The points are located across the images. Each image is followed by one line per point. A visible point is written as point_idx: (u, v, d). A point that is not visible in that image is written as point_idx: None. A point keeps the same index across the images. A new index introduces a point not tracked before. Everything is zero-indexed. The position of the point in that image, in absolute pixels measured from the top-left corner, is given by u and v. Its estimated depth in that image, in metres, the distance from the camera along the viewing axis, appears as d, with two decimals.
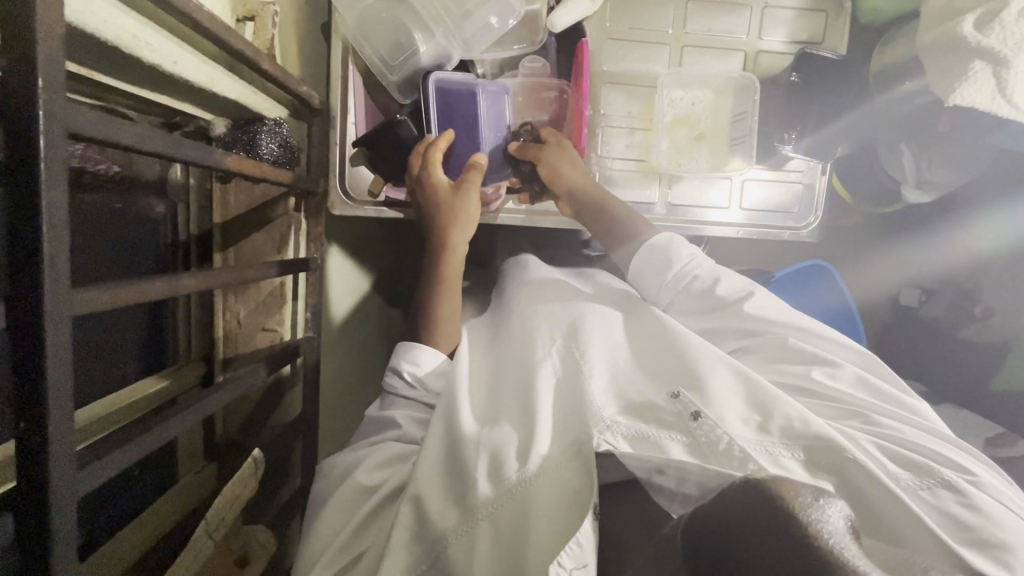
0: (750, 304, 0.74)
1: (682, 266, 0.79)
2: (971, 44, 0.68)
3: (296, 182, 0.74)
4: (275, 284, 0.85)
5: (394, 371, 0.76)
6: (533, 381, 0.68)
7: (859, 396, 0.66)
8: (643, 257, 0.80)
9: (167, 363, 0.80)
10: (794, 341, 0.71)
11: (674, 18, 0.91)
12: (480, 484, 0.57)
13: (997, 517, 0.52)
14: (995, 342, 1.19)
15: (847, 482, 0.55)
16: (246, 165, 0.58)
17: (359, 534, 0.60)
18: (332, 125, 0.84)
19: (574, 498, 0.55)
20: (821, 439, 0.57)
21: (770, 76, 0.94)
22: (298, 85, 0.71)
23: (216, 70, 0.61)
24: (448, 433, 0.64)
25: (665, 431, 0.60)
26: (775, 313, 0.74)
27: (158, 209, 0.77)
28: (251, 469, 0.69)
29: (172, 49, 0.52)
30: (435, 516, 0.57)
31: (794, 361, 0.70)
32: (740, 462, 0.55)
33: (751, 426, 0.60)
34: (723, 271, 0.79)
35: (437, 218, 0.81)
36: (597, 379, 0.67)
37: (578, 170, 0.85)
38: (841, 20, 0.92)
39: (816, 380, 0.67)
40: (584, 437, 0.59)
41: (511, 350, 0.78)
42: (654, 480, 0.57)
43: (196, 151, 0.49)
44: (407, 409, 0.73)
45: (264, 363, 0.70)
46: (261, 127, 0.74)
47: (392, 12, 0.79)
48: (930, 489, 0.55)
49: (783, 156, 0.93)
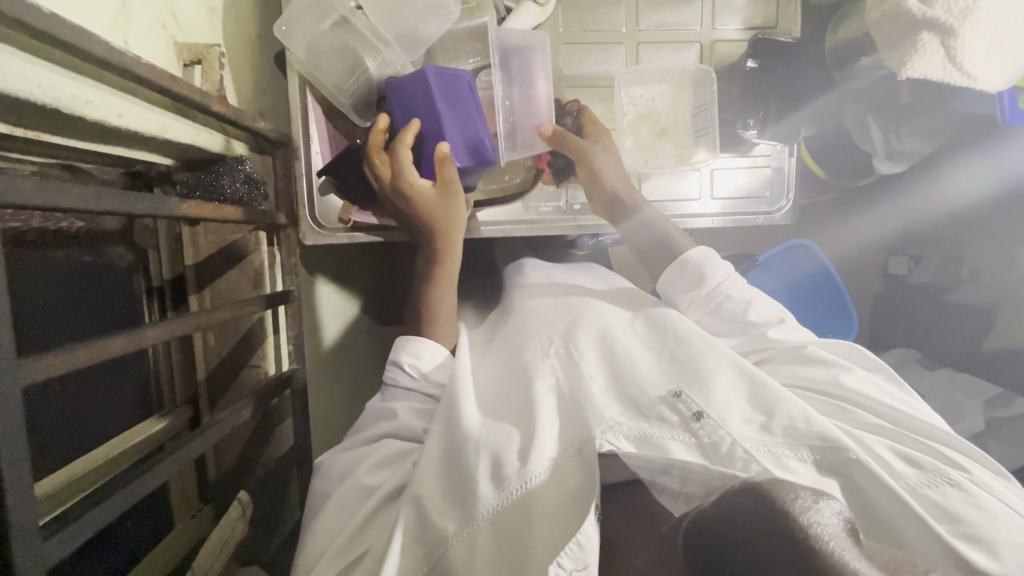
0: (777, 328, 0.77)
1: (716, 284, 0.79)
2: (916, 16, 0.68)
3: (261, 219, 0.74)
4: (255, 319, 0.86)
5: (395, 365, 0.76)
6: (529, 385, 0.67)
7: (877, 397, 0.67)
8: (675, 272, 0.82)
9: (154, 409, 0.80)
10: (813, 348, 0.73)
11: (626, 17, 0.91)
12: (482, 485, 0.57)
13: (997, 517, 0.52)
14: (986, 303, 1.23)
15: (853, 482, 0.55)
16: (205, 210, 0.59)
17: (360, 539, 0.60)
18: (298, 157, 0.84)
19: (577, 496, 0.56)
20: (825, 439, 0.57)
21: (729, 64, 0.94)
22: (252, 121, 0.71)
23: (167, 117, 0.61)
24: (451, 433, 0.64)
25: (668, 431, 0.59)
26: (790, 332, 0.77)
27: (128, 259, 0.76)
28: (239, 511, 0.71)
29: (117, 103, 0.52)
30: (435, 515, 0.57)
31: (815, 367, 0.72)
32: (743, 463, 0.55)
33: (754, 427, 0.59)
34: (755, 295, 0.79)
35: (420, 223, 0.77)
36: (600, 382, 0.67)
37: (617, 174, 0.87)
38: (792, 3, 0.92)
39: (838, 382, 0.69)
40: (585, 436, 0.59)
41: (510, 355, 0.77)
42: (658, 482, 0.56)
43: (149, 204, 0.49)
44: (408, 401, 0.74)
45: (249, 402, 0.70)
46: (222, 167, 0.75)
47: (339, 38, 0.76)
48: (937, 487, 0.56)
49: (748, 143, 0.94)
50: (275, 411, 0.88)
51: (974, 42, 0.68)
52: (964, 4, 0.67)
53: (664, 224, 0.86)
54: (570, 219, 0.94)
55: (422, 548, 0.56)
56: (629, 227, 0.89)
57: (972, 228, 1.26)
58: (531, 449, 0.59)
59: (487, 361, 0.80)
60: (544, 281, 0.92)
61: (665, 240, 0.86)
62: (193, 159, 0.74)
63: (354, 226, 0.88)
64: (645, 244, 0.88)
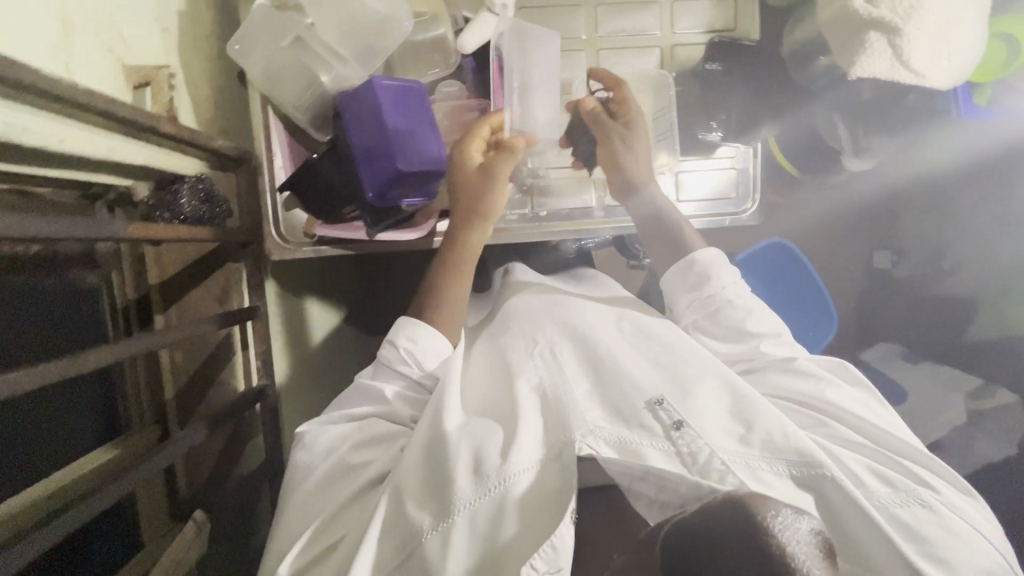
0: (770, 342, 0.77)
1: (718, 290, 0.79)
2: (862, 16, 0.69)
3: (219, 237, 0.74)
4: (222, 335, 0.86)
5: (390, 344, 0.74)
6: (512, 385, 0.69)
7: (857, 413, 0.69)
8: (676, 273, 0.81)
9: (120, 428, 0.81)
10: (802, 360, 0.74)
11: (586, 24, 0.92)
12: (462, 481, 0.58)
13: (961, 539, 0.56)
14: (965, 296, 1.25)
15: (822, 496, 0.58)
16: (152, 229, 0.62)
17: (336, 526, 0.62)
18: (262, 175, 0.85)
19: (557, 496, 0.58)
20: (801, 454, 0.59)
21: (689, 68, 0.94)
22: (208, 141, 0.71)
23: (115, 139, 0.61)
24: (433, 432, 0.63)
25: (648, 439, 0.60)
26: (769, 349, 0.77)
27: (90, 280, 0.77)
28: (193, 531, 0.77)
29: (59, 129, 0.53)
30: (412, 507, 0.58)
31: (803, 377, 0.73)
32: (719, 475, 0.57)
33: (733, 438, 0.61)
34: (756, 304, 0.80)
35: (474, 187, 0.78)
36: (584, 384, 0.68)
37: (642, 163, 0.84)
38: (750, 5, 0.93)
39: (825, 399, 0.70)
40: (564, 439, 0.61)
41: (486, 358, 0.78)
42: (634, 488, 0.58)
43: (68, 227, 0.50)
44: (399, 386, 0.73)
45: (204, 426, 0.72)
46: (182, 184, 0.74)
47: (293, 56, 0.76)
48: (907, 506, 0.58)
49: (708, 145, 0.94)
50: (245, 427, 0.88)
51: (920, 41, 0.69)
52: (908, 3, 0.67)
53: (672, 214, 0.85)
54: (537, 227, 0.92)
55: (395, 549, 0.57)
56: (635, 209, 0.86)
57: (953, 226, 1.28)
58: (512, 446, 0.60)
59: (472, 355, 0.81)
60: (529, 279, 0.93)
61: (673, 227, 0.84)
62: (152, 178, 0.74)
63: (320, 239, 0.87)
64: (646, 231, 0.86)
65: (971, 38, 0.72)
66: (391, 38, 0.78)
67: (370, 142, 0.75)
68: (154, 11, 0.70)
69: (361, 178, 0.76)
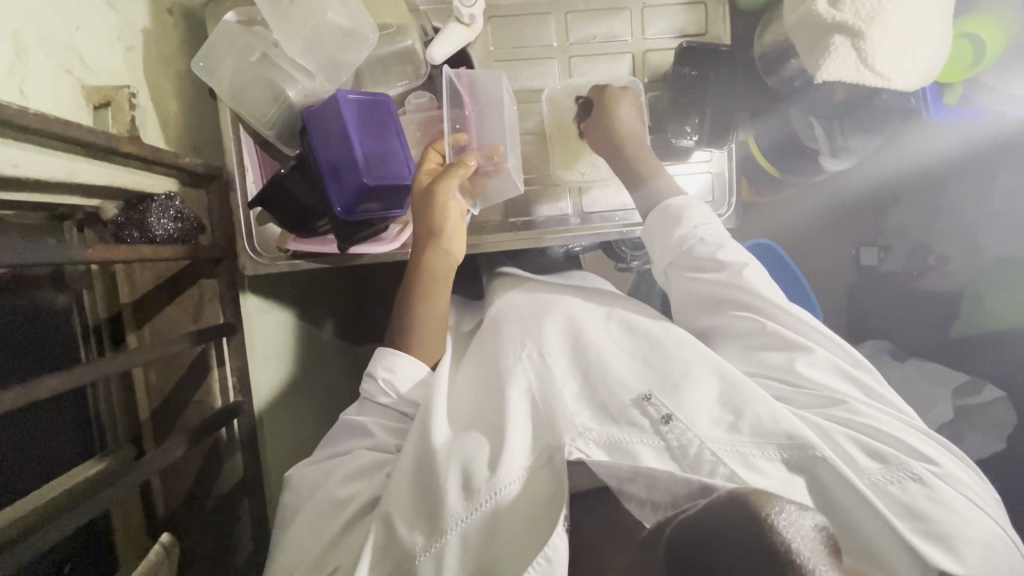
0: (750, 271, 0.76)
1: (691, 225, 0.79)
2: (827, 20, 0.69)
3: (191, 254, 0.74)
4: (197, 352, 0.86)
5: (370, 377, 0.74)
6: (502, 392, 0.68)
7: (838, 385, 0.68)
8: (655, 216, 0.81)
9: (95, 448, 0.81)
10: (772, 326, 0.72)
11: (557, 32, 0.92)
12: (452, 497, 0.58)
13: (956, 512, 0.56)
14: (953, 290, 1.22)
15: (817, 481, 0.58)
16: (118, 251, 0.61)
17: (330, 549, 0.62)
18: (233, 189, 0.85)
19: (547, 503, 0.57)
20: (792, 438, 0.60)
21: (661, 73, 0.94)
22: (175, 158, 0.71)
23: (75, 161, 0.61)
24: (421, 449, 0.64)
25: (638, 435, 0.62)
26: (752, 278, 0.76)
27: (60, 301, 0.77)
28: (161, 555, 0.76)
29: (15, 154, 0.53)
30: (404, 528, 0.58)
31: (775, 350, 0.72)
32: (710, 467, 0.58)
33: (722, 427, 0.62)
34: (729, 239, 0.79)
35: (420, 209, 0.78)
36: (573, 388, 0.68)
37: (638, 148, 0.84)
38: (720, 10, 0.93)
39: (794, 370, 0.69)
40: (555, 443, 0.61)
41: (462, 371, 0.78)
42: (626, 489, 0.56)
43: (24, 253, 0.50)
44: (380, 417, 0.73)
45: (177, 443, 0.71)
46: (152, 204, 0.75)
47: (260, 72, 0.77)
48: (899, 482, 0.59)
49: (681, 149, 0.93)
50: (224, 444, 0.88)
51: (883, 44, 0.69)
52: (870, 7, 0.67)
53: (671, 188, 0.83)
54: (512, 236, 0.92)
55: (388, 565, 0.57)
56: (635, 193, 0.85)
57: (941, 227, 1.25)
58: (501, 457, 0.60)
59: (461, 364, 0.80)
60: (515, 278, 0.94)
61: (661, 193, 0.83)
62: (121, 198, 0.74)
63: (293, 253, 0.86)
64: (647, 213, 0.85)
65: (934, 40, 0.72)
66: (358, 51, 0.77)
67: (336, 156, 0.75)
68: (116, 29, 0.70)
69: (328, 194, 0.75)
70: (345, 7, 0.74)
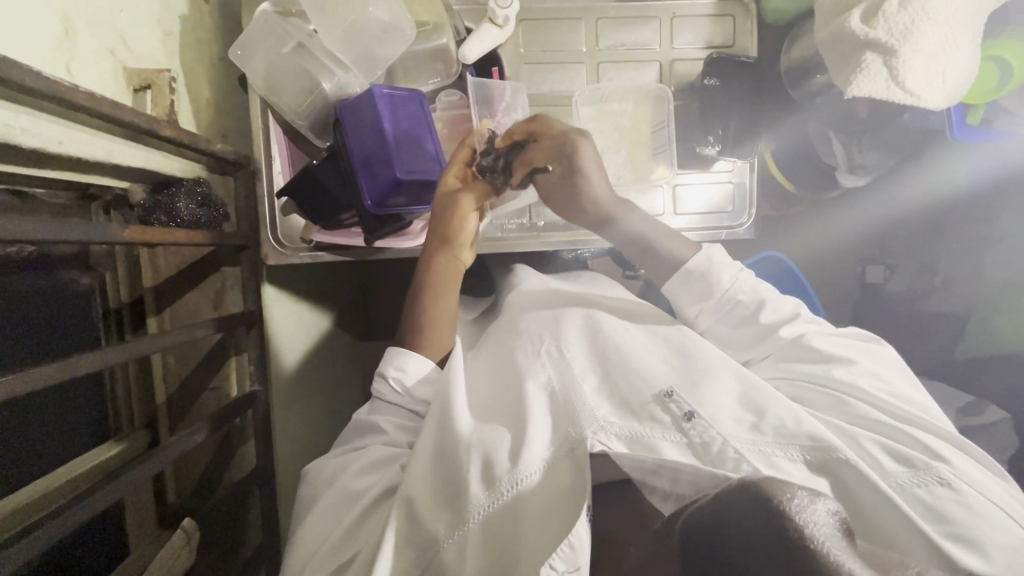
0: (789, 327, 0.77)
1: (722, 291, 0.78)
2: (859, 36, 0.70)
3: (217, 240, 0.73)
4: (214, 340, 0.86)
5: (381, 376, 0.74)
6: (535, 386, 0.68)
7: (876, 394, 0.69)
8: (677, 281, 0.79)
9: (110, 432, 0.81)
10: (812, 341, 0.75)
11: (587, 37, 0.93)
12: (483, 480, 0.59)
13: (984, 517, 0.56)
14: (959, 309, 1.26)
15: (841, 482, 0.59)
16: (153, 233, 0.61)
17: (350, 529, 0.61)
18: (260, 178, 0.83)
19: (571, 495, 0.57)
20: (814, 440, 0.60)
21: (688, 82, 0.95)
22: (210, 145, 0.71)
23: (115, 142, 0.61)
24: (449, 430, 0.64)
25: (659, 431, 0.62)
26: (814, 340, 0.75)
27: (84, 282, 0.77)
28: (184, 538, 0.76)
29: (56, 131, 0.53)
30: (428, 506, 0.58)
31: (810, 362, 0.74)
32: (733, 464, 0.58)
33: (744, 426, 0.63)
34: (764, 292, 0.79)
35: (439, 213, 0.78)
36: (592, 381, 0.69)
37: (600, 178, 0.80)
38: (748, 23, 0.94)
39: (831, 377, 0.71)
40: (575, 435, 0.61)
41: (489, 365, 0.77)
42: (649, 482, 0.57)
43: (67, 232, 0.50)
44: (393, 415, 0.73)
45: (203, 426, 0.71)
46: (178, 189, 0.75)
47: (294, 60, 0.77)
48: (926, 486, 0.59)
49: (704, 158, 0.94)
50: (237, 433, 0.88)
51: (915, 62, 0.70)
52: (904, 24, 0.69)
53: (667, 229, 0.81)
54: (533, 237, 0.92)
55: (415, 554, 0.57)
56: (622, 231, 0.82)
57: (948, 244, 1.29)
58: (526, 454, 0.60)
59: (478, 359, 0.80)
60: (537, 288, 0.86)
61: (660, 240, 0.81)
62: (149, 181, 0.74)
63: (317, 244, 0.85)
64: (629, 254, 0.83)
65: (963, 61, 0.73)
66: (395, 44, 0.77)
67: (369, 149, 0.75)
68: (157, 13, 0.70)
69: (361, 186, 0.76)
70: (386, 2, 0.75)
